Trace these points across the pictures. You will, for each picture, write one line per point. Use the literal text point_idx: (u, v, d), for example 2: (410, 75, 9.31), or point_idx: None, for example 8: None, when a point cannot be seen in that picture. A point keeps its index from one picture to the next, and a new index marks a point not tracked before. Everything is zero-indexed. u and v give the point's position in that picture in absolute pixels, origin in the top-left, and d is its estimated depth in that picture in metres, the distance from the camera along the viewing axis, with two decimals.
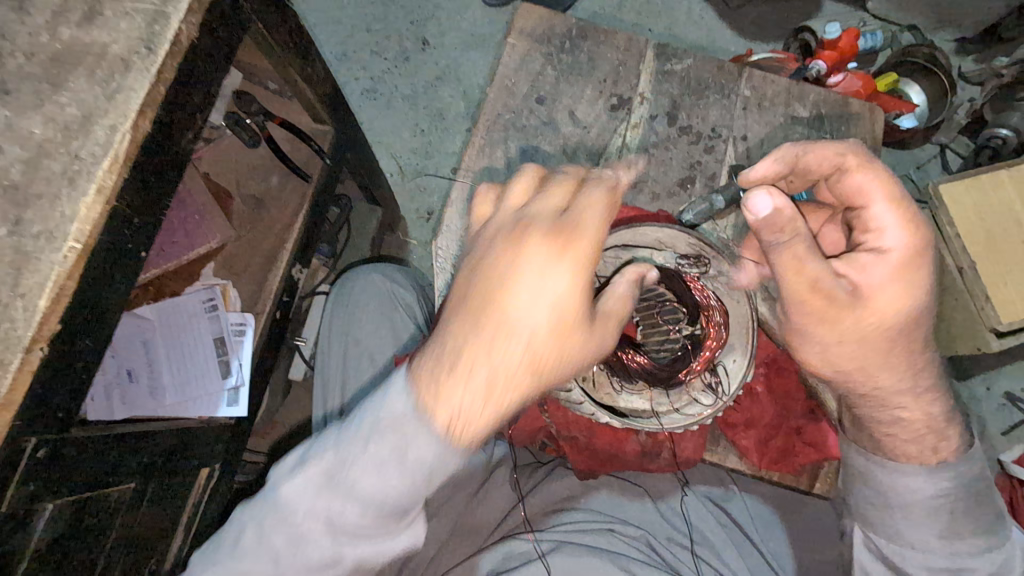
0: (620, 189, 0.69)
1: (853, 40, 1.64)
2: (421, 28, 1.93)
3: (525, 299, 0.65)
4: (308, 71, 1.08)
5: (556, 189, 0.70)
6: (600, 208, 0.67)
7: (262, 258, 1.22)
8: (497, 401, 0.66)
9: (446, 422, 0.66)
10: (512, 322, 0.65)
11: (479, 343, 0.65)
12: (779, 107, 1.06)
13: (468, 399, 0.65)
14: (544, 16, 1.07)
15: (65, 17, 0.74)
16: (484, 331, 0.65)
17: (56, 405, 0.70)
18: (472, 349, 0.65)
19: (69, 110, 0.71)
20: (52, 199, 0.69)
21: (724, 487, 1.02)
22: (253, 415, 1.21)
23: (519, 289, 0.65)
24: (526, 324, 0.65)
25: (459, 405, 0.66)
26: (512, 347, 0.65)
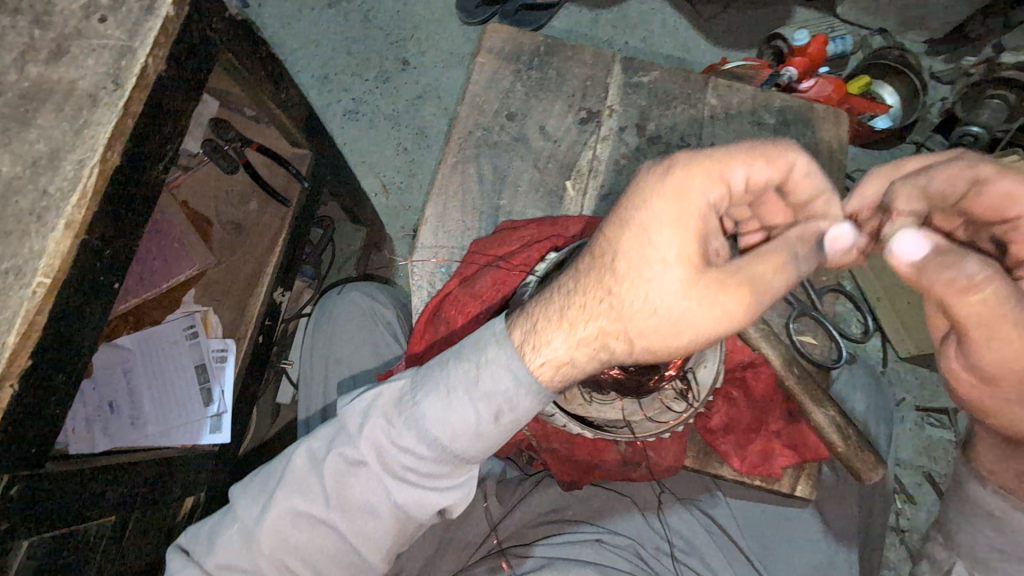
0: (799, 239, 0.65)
1: (823, 48, 1.67)
2: (401, 49, 1.96)
3: (621, 231, 0.65)
4: (282, 97, 1.10)
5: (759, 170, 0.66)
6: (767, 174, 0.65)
7: (242, 283, 1.23)
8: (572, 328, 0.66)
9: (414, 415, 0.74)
10: (571, 289, 0.68)
11: (557, 310, 0.67)
12: (745, 114, 1.08)
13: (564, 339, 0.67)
14: (512, 35, 1.09)
15: (32, 56, 0.75)
16: (659, 253, 0.63)
17: (30, 439, 0.70)
18: (543, 304, 0.68)
19: (38, 146, 0.72)
20: (21, 236, 0.70)
21: (710, 494, 1.04)
22: (238, 439, 1.21)
23: (596, 251, 0.66)
24: (689, 213, 0.63)
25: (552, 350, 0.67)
26: (665, 233, 0.62)
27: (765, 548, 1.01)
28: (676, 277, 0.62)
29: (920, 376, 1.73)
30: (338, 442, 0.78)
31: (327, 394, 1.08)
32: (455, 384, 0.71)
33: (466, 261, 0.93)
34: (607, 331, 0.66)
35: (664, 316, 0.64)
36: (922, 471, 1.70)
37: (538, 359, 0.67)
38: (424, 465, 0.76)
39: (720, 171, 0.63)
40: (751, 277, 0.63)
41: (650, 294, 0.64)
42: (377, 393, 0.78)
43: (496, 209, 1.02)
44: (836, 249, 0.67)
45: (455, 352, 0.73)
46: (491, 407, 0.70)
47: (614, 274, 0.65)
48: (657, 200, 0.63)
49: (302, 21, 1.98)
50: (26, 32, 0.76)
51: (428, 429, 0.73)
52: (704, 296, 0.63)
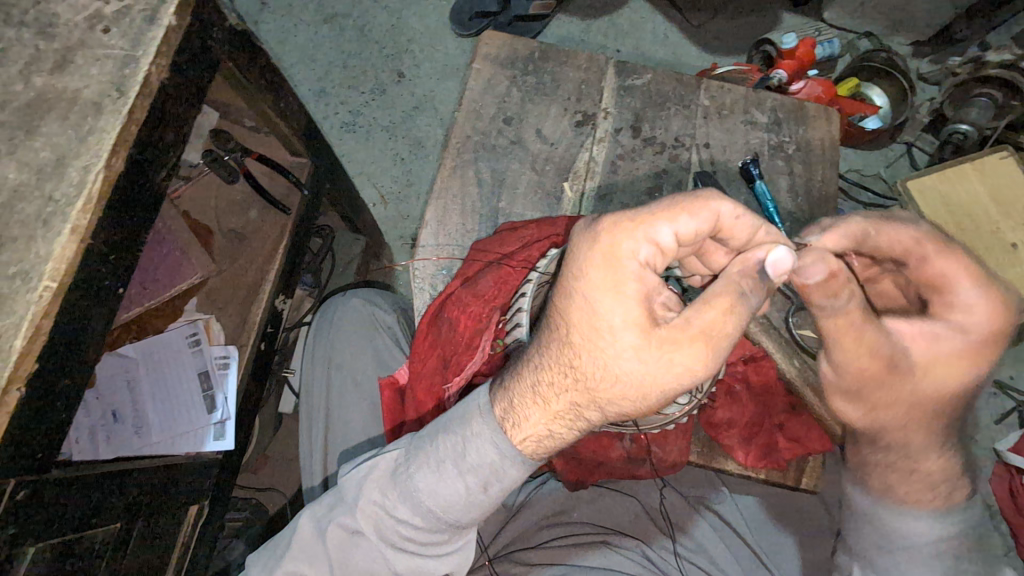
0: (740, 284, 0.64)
1: (811, 49, 1.70)
2: (397, 61, 1.99)
3: (567, 302, 0.66)
4: (282, 107, 1.11)
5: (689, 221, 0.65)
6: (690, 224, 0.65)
7: (244, 290, 1.23)
8: (543, 402, 0.68)
9: (409, 488, 0.75)
10: (538, 361, 0.69)
11: (528, 381, 0.70)
12: (738, 114, 1.10)
13: (538, 416, 0.69)
14: (506, 42, 1.12)
15: (38, 66, 0.76)
16: (603, 324, 0.64)
17: (36, 444, 0.70)
18: (516, 377, 0.71)
19: (43, 153, 0.74)
20: (27, 241, 0.70)
21: (714, 489, 1.04)
22: (241, 447, 1.21)
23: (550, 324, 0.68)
24: (625, 275, 0.64)
25: (533, 424, 0.69)
26: (604, 303, 0.63)
27: (770, 543, 1.01)
28: (629, 343, 0.63)
29: None
30: (338, 512, 0.79)
31: (332, 397, 1.08)
32: (444, 458, 0.73)
33: (469, 262, 0.94)
34: (578, 401, 0.68)
35: (630, 382, 0.65)
36: None
37: (520, 433, 0.69)
38: (422, 534, 0.77)
39: (645, 233, 0.64)
40: (701, 332, 0.62)
41: (608, 362, 0.65)
42: (374, 464, 0.79)
43: (495, 212, 1.04)
44: (780, 272, 0.66)
45: (443, 426, 0.75)
46: (479, 478, 0.71)
47: (572, 347, 0.66)
48: (592, 269, 0.64)
49: (300, 36, 2.01)
50: (31, 43, 0.77)
51: (423, 502, 0.74)
52: (657, 356, 0.63)
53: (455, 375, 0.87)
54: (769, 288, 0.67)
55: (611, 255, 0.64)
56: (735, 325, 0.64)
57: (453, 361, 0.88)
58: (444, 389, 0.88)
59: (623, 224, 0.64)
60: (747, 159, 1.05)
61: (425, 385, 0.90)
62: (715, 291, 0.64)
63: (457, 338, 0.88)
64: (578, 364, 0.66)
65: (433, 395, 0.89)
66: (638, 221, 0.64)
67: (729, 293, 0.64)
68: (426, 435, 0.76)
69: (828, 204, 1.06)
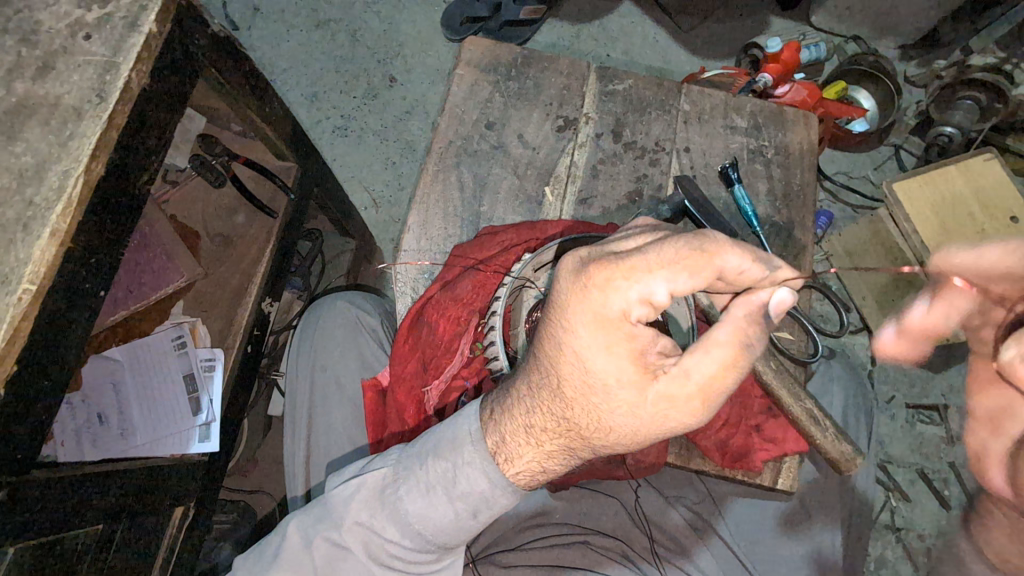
0: (741, 336, 0.62)
1: (795, 53, 1.68)
2: (388, 66, 2.00)
3: (556, 354, 0.65)
4: (267, 111, 1.12)
5: (687, 278, 0.59)
6: (686, 279, 0.60)
7: (230, 293, 1.24)
8: (538, 444, 0.71)
9: (399, 511, 0.76)
10: (530, 403, 0.70)
11: (521, 422, 0.71)
12: (718, 119, 1.11)
13: (531, 454, 0.71)
14: (489, 47, 1.13)
15: (20, 73, 0.77)
16: (596, 382, 0.64)
17: (16, 446, 0.71)
18: (509, 414, 0.71)
19: (24, 158, 0.75)
20: (7, 245, 0.71)
21: (694, 488, 1.06)
22: (227, 450, 1.22)
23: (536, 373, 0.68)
24: (617, 336, 0.63)
25: (527, 461, 0.72)
26: (596, 362, 0.63)
27: (750, 546, 1.02)
28: (624, 401, 0.64)
29: (908, 375, 1.81)
30: (326, 526, 0.79)
31: (316, 400, 1.09)
32: (434, 484, 0.74)
33: (449, 265, 0.95)
34: (571, 443, 0.70)
35: (623, 429, 0.66)
36: (914, 468, 1.77)
37: (513, 467, 0.72)
38: (409, 554, 0.79)
39: (640, 291, 0.60)
40: (698, 391, 0.63)
41: (603, 412, 0.66)
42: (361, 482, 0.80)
43: (476, 215, 1.05)
44: (779, 312, 0.66)
45: (434, 449, 0.75)
46: (468, 505, 0.74)
47: (565, 398, 0.67)
48: (581, 329, 0.63)
49: (291, 41, 2.02)
50: (13, 50, 0.78)
51: (412, 524, 0.76)
52: (652, 414, 0.64)
53: (434, 378, 0.89)
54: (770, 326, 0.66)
55: (603, 315, 0.62)
56: (735, 380, 0.64)
57: (432, 364, 0.90)
58: (424, 392, 0.90)
59: (615, 286, 0.61)
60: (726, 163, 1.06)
61: (405, 389, 0.91)
62: (722, 341, 0.62)
63: (437, 343, 0.90)
64: (574, 413, 0.67)
65: (413, 398, 0.90)
66: (629, 275, 0.60)
67: (737, 343, 0.62)
68: (416, 458, 0.77)
69: (806, 207, 1.08)
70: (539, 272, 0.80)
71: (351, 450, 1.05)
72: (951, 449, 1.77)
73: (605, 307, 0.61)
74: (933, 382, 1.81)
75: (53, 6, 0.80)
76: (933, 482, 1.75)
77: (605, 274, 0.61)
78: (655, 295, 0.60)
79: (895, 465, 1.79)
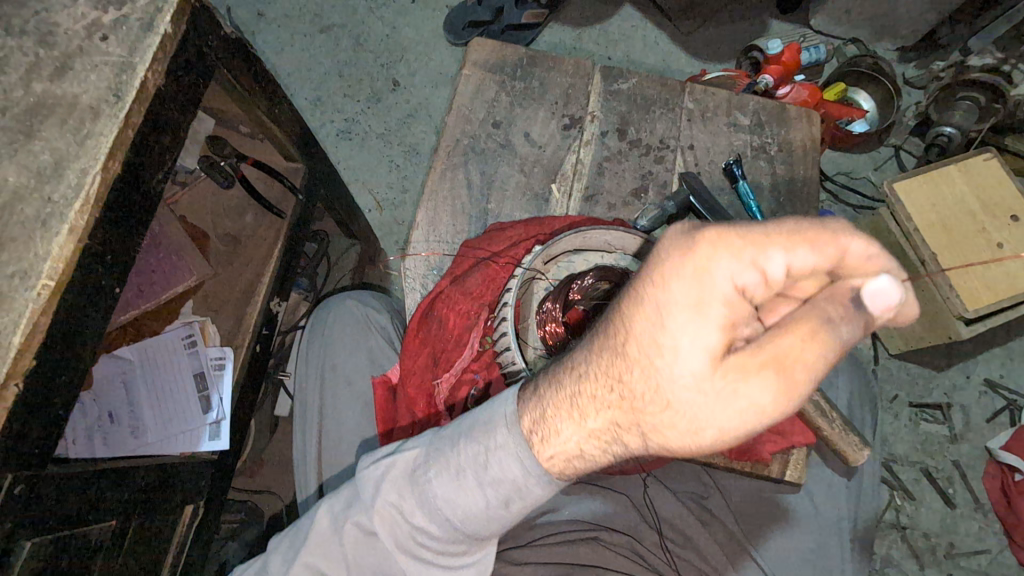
0: (850, 331, 0.53)
1: (796, 55, 1.75)
2: (392, 70, 2.03)
3: (633, 313, 0.60)
4: (276, 112, 1.14)
5: (810, 251, 0.55)
6: (808, 253, 0.55)
7: (239, 293, 1.25)
8: (585, 413, 0.66)
9: (430, 494, 0.76)
10: (583, 371, 0.66)
11: (569, 393, 0.67)
12: (721, 117, 1.13)
13: (573, 430, 0.67)
14: (495, 48, 1.15)
15: (37, 73, 0.79)
16: (664, 344, 0.58)
17: (33, 440, 0.72)
18: (560, 384, 0.68)
19: (42, 157, 0.76)
20: (26, 241, 0.72)
21: (702, 482, 1.06)
22: (236, 448, 1.23)
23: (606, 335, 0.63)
24: (712, 302, 0.56)
25: (566, 438, 0.67)
26: (674, 321, 0.57)
27: (758, 538, 1.04)
28: (691, 372, 0.57)
29: (911, 373, 1.82)
30: (354, 511, 0.81)
31: (325, 396, 1.10)
32: (465, 470, 0.74)
33: (458, 260, 0.96)
34: (620, 421, 0.64)
35: (677, 412, 0.59)
36: (919, 466, 1.77)
37: (548, 451, 0.69)
38: (437, 542, 0.79)
39: (754, 256, 0.55)
40: (763, 372, 0.54)
41: (661, 385, 0.59)
42: (392, 465, 0.80)
43: (484, 213, 1.06)
44: (881, 310, 0.53)
45: (465, 432, 0.75)
46: (500, 494, 0.72)
47: (625, 361, 0.61)
48: (676, 282, 0.57)
49: (296, 46, 2.04)
50: (31, 51, 0.80)
51: (441, 510, 0.76)
52: (714, 394, 0.56)
53: (445, 371, 0.90)
54: (869, 326, 0.54)
55: (701, 271, 0.56)
56: (810, 375, 0.54)
57: (443, 357, 0.91)
58: (435, 385, 0.91)
59: (729, 242, 0.55)
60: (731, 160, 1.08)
61: (416, 383, 0.92)
62: (796, 324, 0.54)
63: (447, 336, 0.91)
64: (632, 381, 0.61)
65: (424, 392, 0.91)
66: (749, 239, 0.55)
67: (810, 327, 0.53)
68: (448, 442, 0.76)
69: (810, 203, 1.09)
70: (549, 264, 0.80)
71: (362, 446, 1.05)
72: (955, 446, 1.77)
73: (703, 263, 0.56)
74: (936, 380, 1.82)
75: (70, 8, 0.82)
76: (937, 479, 1.76)
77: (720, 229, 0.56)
78: (770, 262, 0.55)
79: (900, 462, 1.79)
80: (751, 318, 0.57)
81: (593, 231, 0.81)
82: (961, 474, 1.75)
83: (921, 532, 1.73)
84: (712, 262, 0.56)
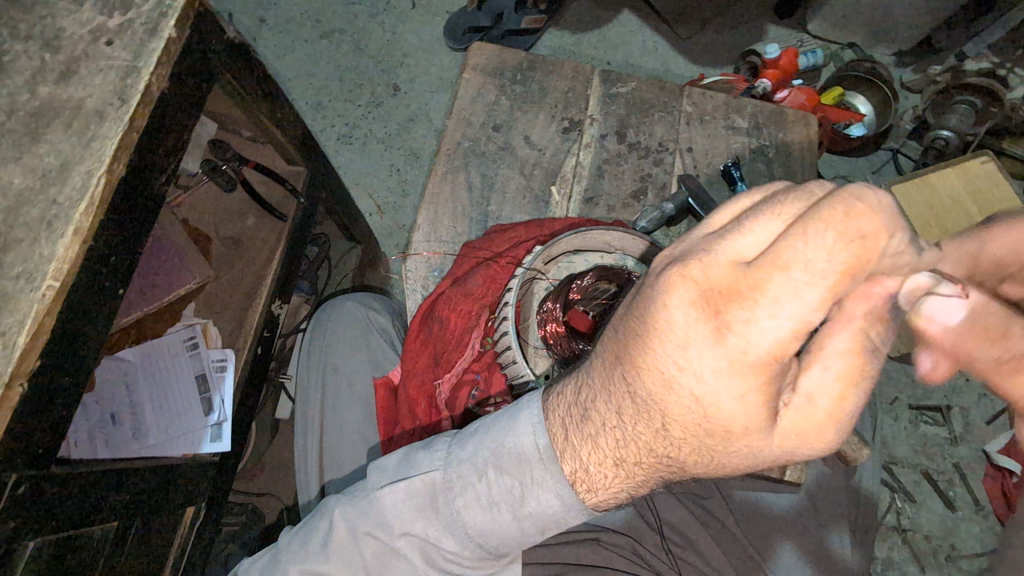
0: (880, 346, 0.54)
1: (793, 59, 1.77)
2: (392, 75, 2.04)
3: (667, 397, 0.57)
4: (277, 115, 1.15)
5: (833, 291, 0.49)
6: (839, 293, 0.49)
7: (242, 295, 1.26)
8: (629, 478, 0.65)
9: (460, 516, 0.75)
10: (623, 442, 0.63)
11: (608, 454, 0.64)
12: (719, 120, 1.14)
13: (620, 486, 0.66)
14: (495, 52, 1.16)
15: (43, 77, 0.80)
16: (715, 425, 0.56)
17: (36, 440, 0.72)
18: (597, 449, 0.65)
19: (47, 159, 0.77)
20: (31, 243, 0.73)
21: (702, 484, 1.06)
22: (237, 450, 1.23)
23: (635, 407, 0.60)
24: (747, 373, 0.53)
25: (609, 490, 0.66)
26: (723, 408, 0.55)
27: (760, 539, 1.04)
28: (750, 439, 0.57)
29: (910, 375, 1.83)
30: (374, 527, 0.79)
31: (327, 398, 1.10)
32: (498, 500, 0.72)
33: (458, 262, 0.97)
34: (667, 474, 0.64)
35: (734, 464, 0.60)
36: (918, 468, 1.78)
37: (594, 497, 0.67)
38: (463, 560, 0.79)
39: (788, 319, 0.49)
40: (828, 416, 0.55)
41: (719, 451, 0.59)
42: (414, 486, 0.78)
43: (485, 215, 1.07)
44: (935, 318, 0.59)
45: (494, 461, 0.72)
46: (535, 524, 0.71)
47: (670, 439, 0.59)
48: (708, 370, 0.53)
49: (297, 51, 2.06)
50: (38, 55, 0.81)
51: (470, 534, 0.75)
52: (778, 449, 0.58)
53: (445, 372, 0.89)
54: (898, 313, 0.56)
55: (734, 355, 0.52)
56: (867, 393, 0.56)
57: (443, 357, 0.91)
58: (435, 386, 0.91)
59: (755, 317, 0.50)
60: (728, 162, 1.08)
61: (418, 383, 0.92)
62: (839, 351, 0.54)
63: (447, 337, 0.91)
64: (682, 453, 0.60)
65: (425, 393, 0.91)
66: (772, 307, 0.49)
67: (857, 351, 0.53)
68: (474, 468, 0.73)
69: None
70: (550, 264, 0.80)
71: (363, 447, 1.06)
72: (954, 448, 1.78)
73: (732, 349, 0.52)
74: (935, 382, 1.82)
75: (76, 13, 0.83)
76: (937, 481, 1.76)
77: (738, 306, 0.51)
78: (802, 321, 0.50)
79: (899, 464, 1.79)
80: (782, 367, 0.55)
81: (593, 231, 0.81)
82: (961, 476, 1.76)
83: (922, 534, 1.73)
84: (742, 343, 0.51)
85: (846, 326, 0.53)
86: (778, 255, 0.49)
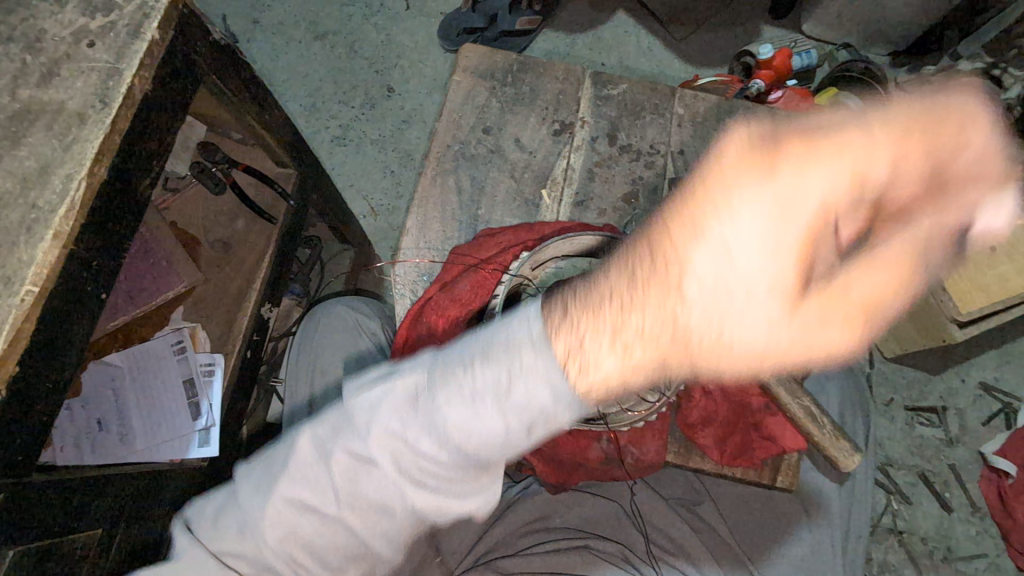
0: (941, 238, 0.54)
1: (786, 59, 1.76)
2: (386, 77, 2.03)
3: (674, 261, 0.58)
4: (267, 118, 1.14)
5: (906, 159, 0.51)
6: (909, 167, 0.51)
7: (230, 299, 1.24)
8: (625, 351, 0.62)
9: (441, 422, 0.70)
10: (631, 298, 0.61)
11: (623, 321, 0.62)
12: (711, 122, 1.13)
13: (612, 360, 0.62)
14: (485, 54, 1.15)
15: (24, 79, 0.79)
16: (726, 281, 0.57)
17: (15, 448, 0.71)
18: (596, 310, 0.63)
19: (28, 162, 0.76)
20: (9, 247, 0.72)
21: (693, 491, 1.07)
22: (226, 455, 1.22)
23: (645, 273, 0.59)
24: (789, 231, 0.54)
25: (597, 380, 0.64)
26: (746, 251, 0.55)
27: (753, 545, 1.03)
28: (761, 317, 0.57)
29: (907, 377, 1.82)
30: (347, 437, 0.75)
31: (316, 404, 1.10)
32: (483, 394, 0.67)
33: (447, 266, 0.96)
34: (671, 358, 0.61)
35: (755, 352, 0.59)
36: (915, 470, 1.77)
37: (586, 381, 0.64)
38: (443, 473, 0.74)
39: (850, 168, 0.51)
40: (856, 306, 0.56)
41: (732, 326, 0.58)
42: (394, 390, 0.74)
43: (474, 218, 1.06)
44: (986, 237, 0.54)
45: (483, 351, 0.68)
46: (524, 419, 0.67)
47: (679, 298, 0.59)
48: (744, 202, 0.54)
49: (290, 53, 2.05)
50: (18, 57, 0.80)
51: (450, 435, 0.70)
52: (794, 337, 0.57)
53: None
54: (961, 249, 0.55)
55: (782, 202, 0.53)
56: (895, 298, 0.57)
57: None
58: None
59: (812, 158, 0.52)
60: None
61: None
62: (886, 253, 0.55)
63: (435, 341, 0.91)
64: (685, 321, 0.60)
65: None
66: (839, 154, 0.51)
67: (906, 250, 0.55)
68: (459, 360, 0.70)
69: None
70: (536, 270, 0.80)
71: None
72: (951, 450, 1.77)
73: (777, 175, 0.53)
74: (931, 384, 1.81)
75: (58, 14, 0.82)
76: (933, 483, 1.75)
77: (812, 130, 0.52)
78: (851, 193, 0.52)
79: (896, 467, 1.78)
80: (835, 236, 0.54)
81: (580, 235, 0.81)
82: (958, 478, 1.75)
83: (919, 537, 1.72)
84: (790, 189, 0.53)
85: (901, 230, 0.54)
86: (842, 119, 0.52)
